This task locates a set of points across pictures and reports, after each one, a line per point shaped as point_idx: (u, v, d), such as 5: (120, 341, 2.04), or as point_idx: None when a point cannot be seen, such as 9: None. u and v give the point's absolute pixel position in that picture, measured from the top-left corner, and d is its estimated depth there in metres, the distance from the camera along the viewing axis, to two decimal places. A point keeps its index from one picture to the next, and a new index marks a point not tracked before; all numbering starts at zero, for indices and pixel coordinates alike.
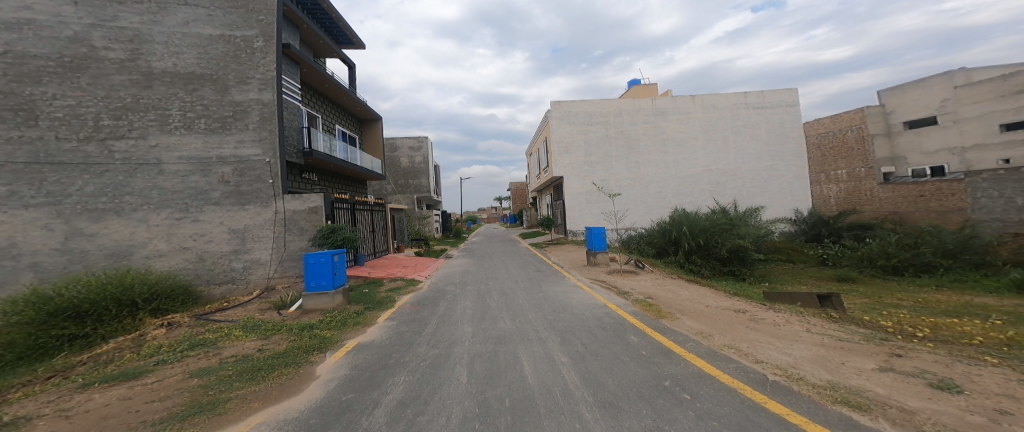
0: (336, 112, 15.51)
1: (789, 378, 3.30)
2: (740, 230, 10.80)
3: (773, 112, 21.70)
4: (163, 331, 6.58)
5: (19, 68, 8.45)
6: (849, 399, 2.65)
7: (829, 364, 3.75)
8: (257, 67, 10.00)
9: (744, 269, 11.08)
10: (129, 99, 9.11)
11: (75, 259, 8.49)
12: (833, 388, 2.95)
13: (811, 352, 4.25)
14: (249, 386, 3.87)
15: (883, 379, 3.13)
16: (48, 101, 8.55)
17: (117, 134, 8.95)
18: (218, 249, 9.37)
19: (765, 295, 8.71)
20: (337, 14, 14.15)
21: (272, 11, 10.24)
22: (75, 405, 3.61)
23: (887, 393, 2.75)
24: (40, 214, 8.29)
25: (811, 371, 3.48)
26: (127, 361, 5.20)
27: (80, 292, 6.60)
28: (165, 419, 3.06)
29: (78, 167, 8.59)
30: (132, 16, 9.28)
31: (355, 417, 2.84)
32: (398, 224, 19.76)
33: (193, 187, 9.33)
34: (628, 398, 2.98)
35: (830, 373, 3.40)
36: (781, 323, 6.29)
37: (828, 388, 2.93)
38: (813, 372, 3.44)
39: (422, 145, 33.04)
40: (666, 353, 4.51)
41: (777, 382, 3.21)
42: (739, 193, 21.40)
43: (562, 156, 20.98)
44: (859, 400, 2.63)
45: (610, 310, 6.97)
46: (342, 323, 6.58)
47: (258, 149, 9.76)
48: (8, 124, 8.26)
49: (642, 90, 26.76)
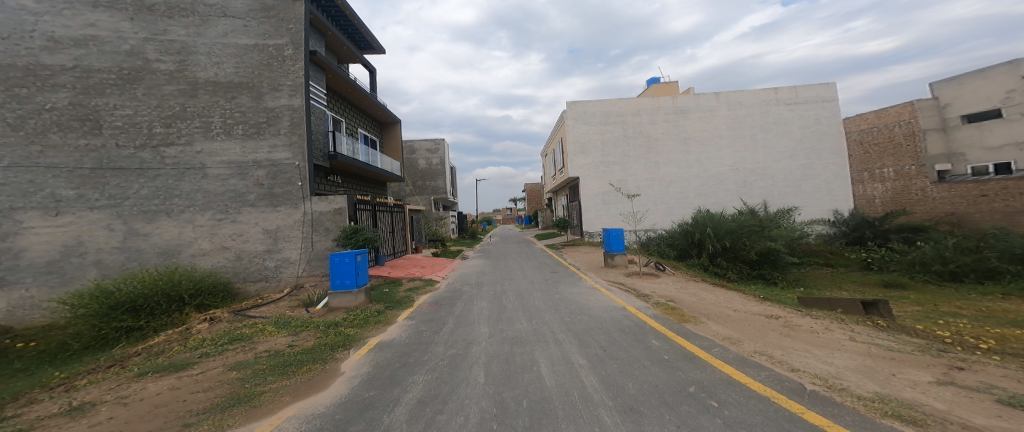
0: (358, 117, 16.19)
1: (831, 388, 3.09)
2: (772, 232, 10.09)
3: (807, 108, 20.54)
4: (206, 326, 7.10)
5: (85, 81, 9.43)
6: (901, 413, 2.43)
7: (877, 375, 3.48)
8: (288, 75, 10.67)
9: (776, 273, 10.30)
10: (178, 108, 9.97)
11: (132, 257, 9.35)
12: (882, 400, 2.72)
13: (856, 362, 3.96)
14: (280, 380, 4.08)
15: (941, 393, 2.85)
16: (110, 111, 9.51)
17: (168, 140, 9.80)
18: (253, 249, 9.98)
19: (801, 300, 8.14)
20: (358, 20, 14.76)
21: (300, 20, 10.88)
22: (131, 393, 3.95)
23: (945, 408, 2.51)
24: (103, 215, 9.20)
25: (855, 382, 3.24)
26: (175, 353, 5.64)
27: (136, 287, 7.34)
28: (208, 409, 3.29)
29: (135, 172, 9.48)
30: (180, 29, 10.17)
31: (376, 414, 2.93)
32: (416, 225, 20.24)
33: (232, 189, 10.01)
34: (649, 402, 2.90)
35: (878, 385, 3.14)
36: (820, 330, 6.01)
37: (876, 401, 2.71)
38: (858, 383, 3.21)
39: (440, 148, 33.82)
40: (690, 358, 4.35)
41: (817, 392, 3.00)
42: (769, 193, 20.36)
43: (579, 156, 20.70)
44: (913, 414, 2.40)
45: (629, 313, 6.81)
46: (364, 321, 6.82)
47: (288, 153, 10.36)
48: (77, 133, 9.24)
49: (662, 88, 26.10)
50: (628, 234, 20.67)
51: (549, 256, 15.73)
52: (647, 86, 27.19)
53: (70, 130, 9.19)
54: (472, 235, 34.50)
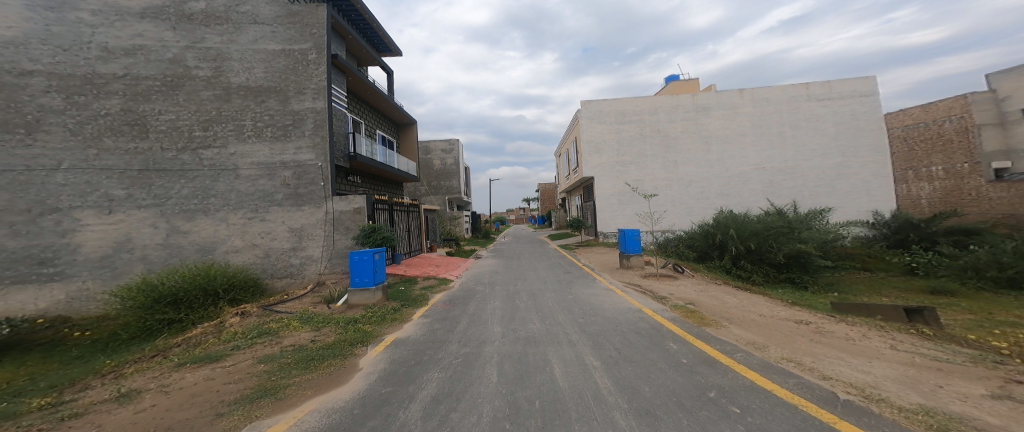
0: (376, 118, 16.72)
1: (867, 399, 2.89)
2: (801, 234, 9.54)
3: (842, 104, 19.43)
4: (238, 319, 7.53)
5: (134, 88, 10.30)
6: (950, 427, 2.23)
7: (920, 386, 3.21)
8: (312, 78, 11.19)
9: (807, 277, 9.70)
10: (214, 112, 10.69)
11: (173, 252, 10.08)
12: (926, 413, 2.51)
13: (896, 372, 3.67)
14: (303, 374, 4.26)
15: (997, 408, 2.60)
16: (156, 116, 10.35)
17: (205, 143, 10.52)
18: (280, 246, 10.52)
19: (834, 306, 7.62)
20: (376, 23, 15.29)
21: (322, 24, 11.26)
22: (171, 382, 4.25)
23: (1002, 424, 2.28)
24: (149, 213, 10.01)
25: (895, 393, 3.01)
26: (210, 345, 6.02)
27: (177, 282, 7.91)
28: (237, 400, 3.48)
29: (177, 174, 10.26)
30: (215, 37, 10.88)
31: (392, 410, 3.01)
32: (432, 225, 20.64)
33: (261, 189, 10.61)
34: (666, 406, 2.82)
35: (922, 397, 2.90)
36: (856, 338, 5.61)
37: (920, 413, 2.50)
38: (900, 394, 2.98)
39: (454, 148, 34.41)
40: (711, 362, 4.18)
41: (851, 402, 2.81)
42: (799, 193, 19.35)
43: (593, 156, 20.38)
44: (965, 429, 2.20)
45: (645, 315, 6.62)
46: (381, 318, 7.02)
47: (312, 155, 10.87)
48: (127, 137, 10.11)
49: (681, 86, 25.42)
50: (645, 235, 20.16)
51: (562, 257, 15.56)
52: (665, 83, 26.53)
53: (121, 134, 10.07)
54: (485, 235, 34.62)
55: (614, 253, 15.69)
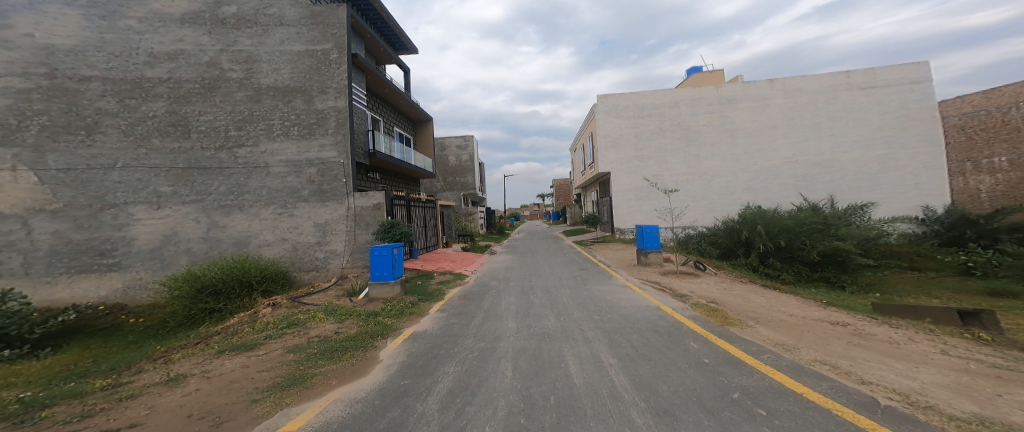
0: (394, 116, 17.21)
1: (912, 405, 2.66)
2: (838, 231, 8.97)
3: (889, 92, 18.00)
4: (270, 310, 7.99)
5: (176, 91, 11.11)
6: None
7: (975, 394, 2.93)
8: (333, 77, 11.68)
9: (844, 276, 9.06)
10: (247, 112, 11.39)
11: (213, 245, 10.86)
12: (982, 422, 2.28)
13: (946, 379, 3.36)
14: (328, 365, 4.48)
15: None
16: (197, 117, 11.13)
17: (239, 142, 11.25)
18: (306, 240, 11.08)
19: (875, 307, 7.06)
20: (393, 22, 15.76)
21: (342, 24, 11.83)
22: (212, 369, 4.58)
23: None
24: (192, 209, 10.83)
25: (945, 400, 2.75)
26: (245, 334, 6.43)
27: (217, 273, 8.51)
28: (269, 388, 3.71)
29: (215, 171, 11.03)
30: (246, 40, 11.53)
31: (410, 402, 3.10)
32: (448, 221, 21.02)
33: (289, 186, 11.22)
34: (686, 406, 2.73)
35: (976, 405, 2.64)
36: (900, 341, 5.17)
37: (975, 423, 2.27)
38: (950, 401, 2.72)
39: (469, 144, 34.83)
40: (734, 363, 4.00)
41: (893, 408, 2.60)
42: (837, 188, 18.26)
43: (610, 151, 19.91)
44: None
45: (664, 313, 6.42)
46: (400, 312, 7.22)
47: (334, 152, 11.37)
48: (172, 137, 10.96)
49: (704, 78, 24.42)
50: (664, 231, 19.56)
51: (577, 253, 15.35)
52: (687, 76, 25.58)
53: (167, 135, 10.93)
54: (500, 230, 34.68)
55: (631, 250, 15.31)
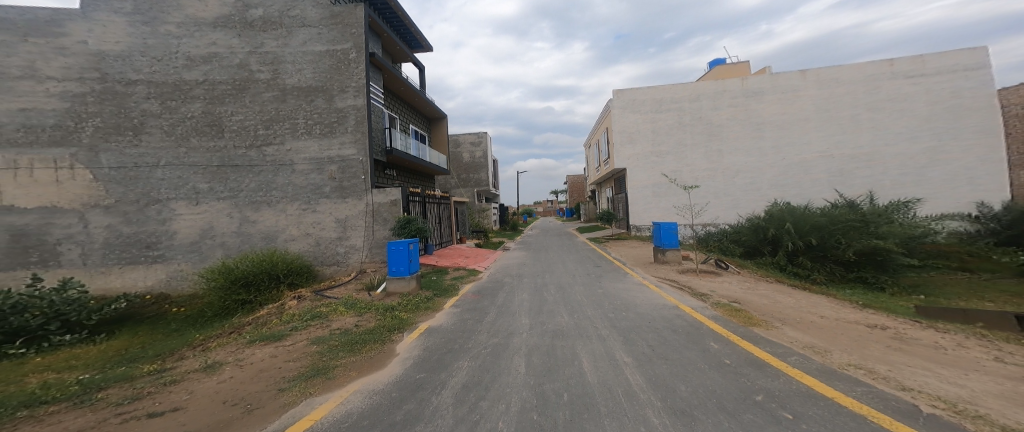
0: (409, 113, 17.63)
1: (960, 414, 2.43)
2: (878, 229, 8.33)
3: (939, 81, 16.62)
4: (295, 302, 8.39)
5: (211, 92, 11.92)
6: None
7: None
8: (353, 77, 12.13)
9: (884, 277, 8.39)
10: (274, 112, 12.04)
11: (244, 240, 11.54)
12: None
13: (1001, 388, 3.05)
14: (349, 357, 4.65)
15: None
16: (229, 117, 11.89)
17: (267, 141, 11.91)
18: (328, 236, 11.55)
19: (919, 310, 6.48)
20: (409, 20, 16.15)
21: (360, 24, 12.27)
22: (244, 357, 4.87)
23: None
24: (226, 205, 11.56)
25: (998, 410, 2.50)
26: (273, 325, 6.78)
27: (248, 265, 9.05)
28: (295, 377, 3.91)
29: (247, 169, 11.73)
30: (272, 41, 12.22)
31: (425, 395, 3.17)
32: (462, 217, 21.28)
33: (312, 183, 11.75)
34: (705, 407, 2.63)
35: None
36: (949, 347, 4.73)
37: None
38: (1004, 411, 2.48)
39: (482, 140, 35.17)
40: (758, 365, 3.80)
41: (937, 416, 2.39)
42: (878, 183, 17.05)
43: (626, 146, 19.44)
44: None
45: (682, 312, 6.19)
46: (416, 306, 7.39)
47: (354, 150, 11.81)
48: (207, 136, 11.75)
49: (728, 70, 23.49)
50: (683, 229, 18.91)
51: (591, 250, 15.11)
52: (709, 69, 24.68)
53: (204, 134, 11.74)
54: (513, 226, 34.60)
55: (647, 247, 14.90)
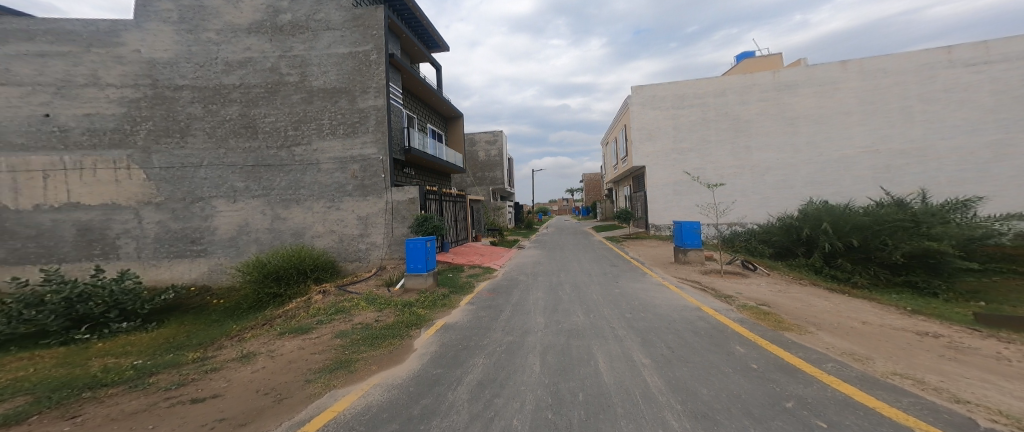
0: (427, 113, 18.08)
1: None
2: (929, 230, 7.61)
3: (1005, 69, 15.04)
4: (321, 297, 8.78)
5: (246, 95, 12.81)
6: None
7: None
8: (374, 78, 12.62)
9: (937, 281, 7.61)
10: (302, 113, 12.77)
11: (276, 236, 12.27)
12: None
13: None
14: (370, 351, 4.80)
15: None
16: (263, 119, 12.73)
17: (296, 141, 12.62)
18: (351, 232, 12.05)
19: (979, 317, 5.82)
20: (426, 20, 16.58)
21: (381, 26, 12.75)
22: (274, 349, 5.14)
23: None
24: (259, 202, 12.34)
25: None
26: (301, 318, 7.13)
27: (279, 261, 9.57)
28: (321, 370, 4.07)
29: (278, 169, 12.48)
30: (299, 45, 12.96)
31: (441, 391, 3.21)
32: (478, 215, 21.53)
33: (336, 182, 12.32)
34: (728, 412, 2.49)
35: None
36: (1016, 358, 4.22)
37: None
38: None
39: (499, 139, 35.37)
40: (788, 370, 3.56)
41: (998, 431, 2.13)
42: (930, 180, 15.62)
43: (645, 143, 18.88)
44: None
45: (704, 314, 5.92)
46: (433, 303, 7.52)
47: (375, 149, 12.29)
48: (243, 137, 12.63)
49: (757, 63, 22.36)
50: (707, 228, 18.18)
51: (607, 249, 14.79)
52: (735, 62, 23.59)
53: (240, 135, 12.64)
54: (529, 225, 34.56)
55: (667, 247, 14.39)
